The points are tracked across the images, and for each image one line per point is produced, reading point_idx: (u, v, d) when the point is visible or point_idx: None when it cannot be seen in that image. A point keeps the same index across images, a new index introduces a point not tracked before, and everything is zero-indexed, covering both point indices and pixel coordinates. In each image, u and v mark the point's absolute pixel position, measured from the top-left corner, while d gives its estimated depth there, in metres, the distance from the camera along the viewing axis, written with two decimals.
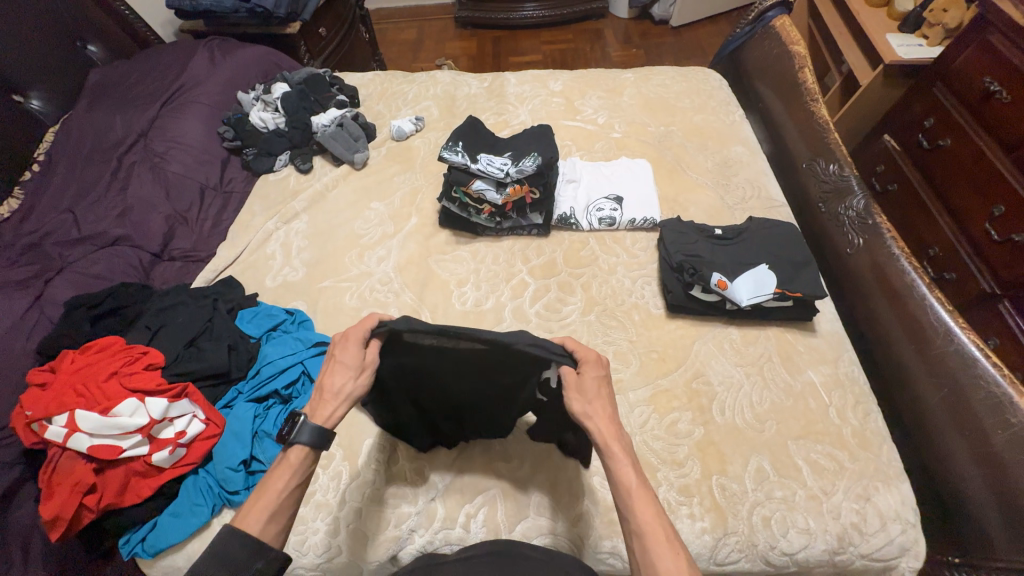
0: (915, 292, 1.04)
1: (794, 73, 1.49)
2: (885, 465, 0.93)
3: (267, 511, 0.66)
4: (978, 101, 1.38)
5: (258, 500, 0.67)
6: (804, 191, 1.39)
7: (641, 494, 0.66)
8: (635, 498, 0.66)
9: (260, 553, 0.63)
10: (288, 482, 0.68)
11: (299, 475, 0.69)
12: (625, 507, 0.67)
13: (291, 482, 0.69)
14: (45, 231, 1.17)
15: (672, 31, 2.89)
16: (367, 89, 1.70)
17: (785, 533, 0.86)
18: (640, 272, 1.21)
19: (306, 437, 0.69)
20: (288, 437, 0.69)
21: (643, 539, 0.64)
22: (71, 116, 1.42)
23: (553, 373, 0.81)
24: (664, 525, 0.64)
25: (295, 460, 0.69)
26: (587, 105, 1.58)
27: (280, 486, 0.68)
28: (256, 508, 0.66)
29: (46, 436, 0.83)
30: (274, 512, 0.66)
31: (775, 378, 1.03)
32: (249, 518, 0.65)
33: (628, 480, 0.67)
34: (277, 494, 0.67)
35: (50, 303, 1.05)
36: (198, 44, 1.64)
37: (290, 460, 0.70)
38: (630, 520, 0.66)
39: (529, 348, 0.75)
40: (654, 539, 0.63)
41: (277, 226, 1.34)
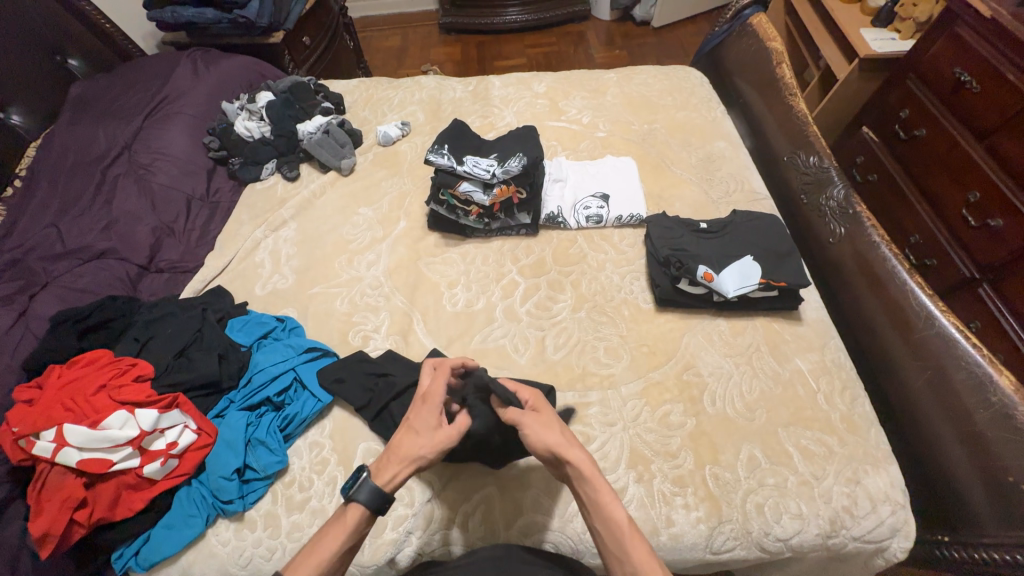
0: (895, 278, 1.06)
1: (772, 69, 1.53)
2: (873, 448, 0.94)
3: None
4: (950, 91, 1.42)
5: (308, 559, 0.70)
6: (786, 184, 1.42)
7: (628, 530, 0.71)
8: (625, 538, 0.70)
9: None
10: (338, 543, 0.72)
11: (349, 539, 0.73)
12: (618, 550, 0.70)
13: (342, 543, 0.72)
14: (29, 246, 1.16)
15: (654, 32, 2.94)
16: (351, 95, 1.71)
17: (779, 519, 0.88)
18: (628, 268, 1.22)
19: (364, 497, 0.74)
20: (348, 495, 0.74)
21: None
22: (53, 130, 1.41)
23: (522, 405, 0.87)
24: (643, 551, 0.69)
25: (350, 520, 0.74)
26: (571, 105, 1.60)
27: (330, 550, 0.71)
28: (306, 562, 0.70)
29: (34, 451, 0.82)
30: None
31: (763, 367, 1.04)
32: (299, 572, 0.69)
33: (620, 519, 0.71)
34: (327, 559, 0.70)
35: (35, 319, 1.04)
36: (180, 56, 1.64)
37: (346, 520, 0.74)
38: (625, 563, 0.69)
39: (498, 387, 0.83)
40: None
41: (265, 234, 1.34)
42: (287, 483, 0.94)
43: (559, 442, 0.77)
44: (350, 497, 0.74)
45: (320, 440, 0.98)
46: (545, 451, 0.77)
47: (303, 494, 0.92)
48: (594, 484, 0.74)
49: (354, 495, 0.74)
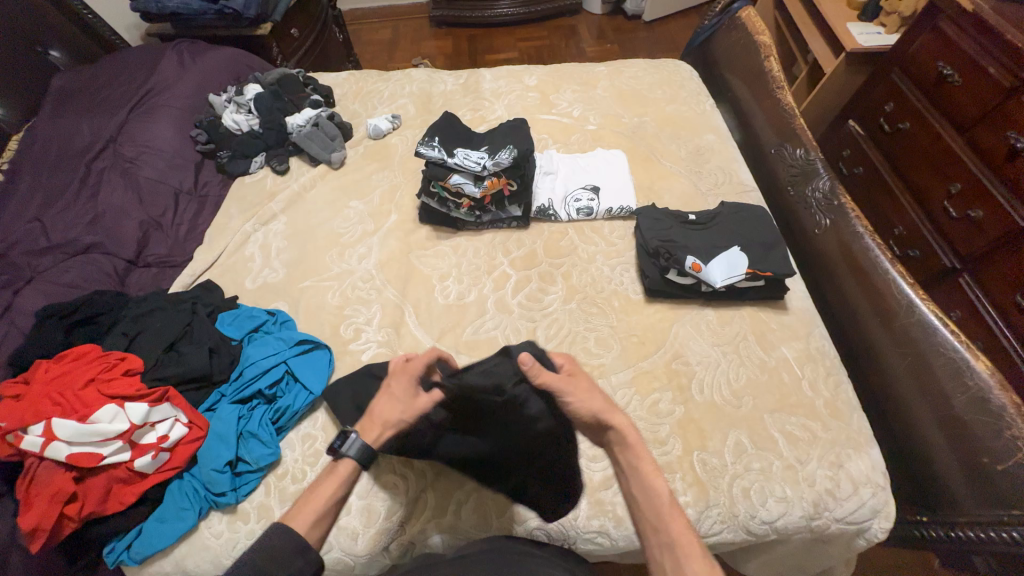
0: (878, 267, 1.08)
1: (760, 62, 1.54)
2: (855, 433, 0.97)
3: None
4: (933, 84, 1.45)
5: (306, 506, 0.73)
6: (774, 176, 1.44)
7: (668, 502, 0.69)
8: (664, 510, 0.68)
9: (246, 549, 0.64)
10: (334, 491, 0.75)
11: (341, 489, 0.76)
12: (657, 521, 0.68)
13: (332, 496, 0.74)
14: (13, 240, 1.15)
15: (645, 26, 2.94)
16: (341, 88, 1.69)
17: (764, 502, 0.90)
18: (618, 260, 1.23)
19: (354, 453, 0.76)
20: (338, 449, 0.76)
21: (674, 554, 0.65)
22: (35, 122, 1.39)
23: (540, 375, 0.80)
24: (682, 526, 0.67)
25: (342, 471, 0.76)
26: (562, 99, 1.61)
27: (326, 496, 0.75)
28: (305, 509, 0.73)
29: (22, 446, 0.81)
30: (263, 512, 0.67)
31: (750, 355, 1.06)
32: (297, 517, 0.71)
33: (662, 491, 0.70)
34: (325, 502, 0.74)
35: (21, 314, 1.03)
36: (165, 48, 1.61)
37: (338, 472, 0.76)
38: (660, 533, 0.67)
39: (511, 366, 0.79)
40: (687, 554, 0.64)
41: (255, 227, 1.33)
42: (279, 475, 0.94)
43: (604, 407, 0.76)
44: (341, 452, 0.76)
45: (312, 432, 0.99)
46: (590, 417, 0.76)
47: (296, 485, 0.93)
48: (637, 453, 0.73)
49: (346, 450, 0.76)
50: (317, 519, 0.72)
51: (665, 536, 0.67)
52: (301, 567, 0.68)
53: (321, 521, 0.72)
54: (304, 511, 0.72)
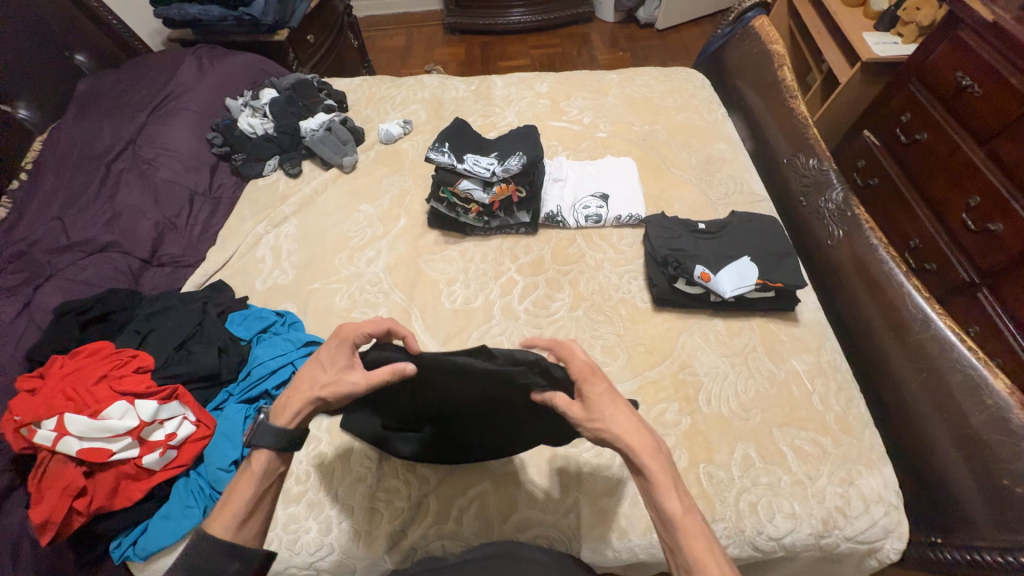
0: (893, 280, 1.07)
1: (774, 72, 1.53)
2: (867, 449, 0.95)
3: (235, 518, 0.68)
4: (952, 95, 1.43)
5: (224, 510, 0.68)
6: (785, 186, 1.43)
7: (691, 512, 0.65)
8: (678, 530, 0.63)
9: (237, 556, 0.66)
10: (253, 490, 0.70)
11: (263, 484, 0.71)
12: (672, 542, 0.64)
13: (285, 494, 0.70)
14: (34, 238, 1.18)
15: (657, 34, 2.94)
16: (354, 94, 1.72)
17: (772, 518, 0.88)
18: (626, 268, 1.23)
19: (266, 441, 0.70)
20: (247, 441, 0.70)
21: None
22: (59, 124, 1.43)
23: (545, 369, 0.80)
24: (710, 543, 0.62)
25: (257, 467, 0.71)
26: (573, 106, 1.61)
27: (246, 495, 0.69)
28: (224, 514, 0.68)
29: (35, 440, 0.82)
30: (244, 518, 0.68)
31: (759, 367, 1.04)
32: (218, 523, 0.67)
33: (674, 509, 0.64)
34: (243, 503, 0.69)
35: (40, 310, 1.06)
36: (186, 53, 1.65)
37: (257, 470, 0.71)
38: (676, 548, 0.63)
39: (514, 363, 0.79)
40: None
41: (267, 229, 1.35)
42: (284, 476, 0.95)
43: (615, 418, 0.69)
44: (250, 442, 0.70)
45: (317, 434, 0.99)
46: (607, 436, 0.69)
47: (301, 487, 0.94)
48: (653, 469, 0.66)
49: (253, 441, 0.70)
50: (243, 519, 0.68)
51: (682, 550, 0.63)
52: (236, 571, 0.66)
53: (248, 522, 0.69)
54: (223, 516, 0.67)
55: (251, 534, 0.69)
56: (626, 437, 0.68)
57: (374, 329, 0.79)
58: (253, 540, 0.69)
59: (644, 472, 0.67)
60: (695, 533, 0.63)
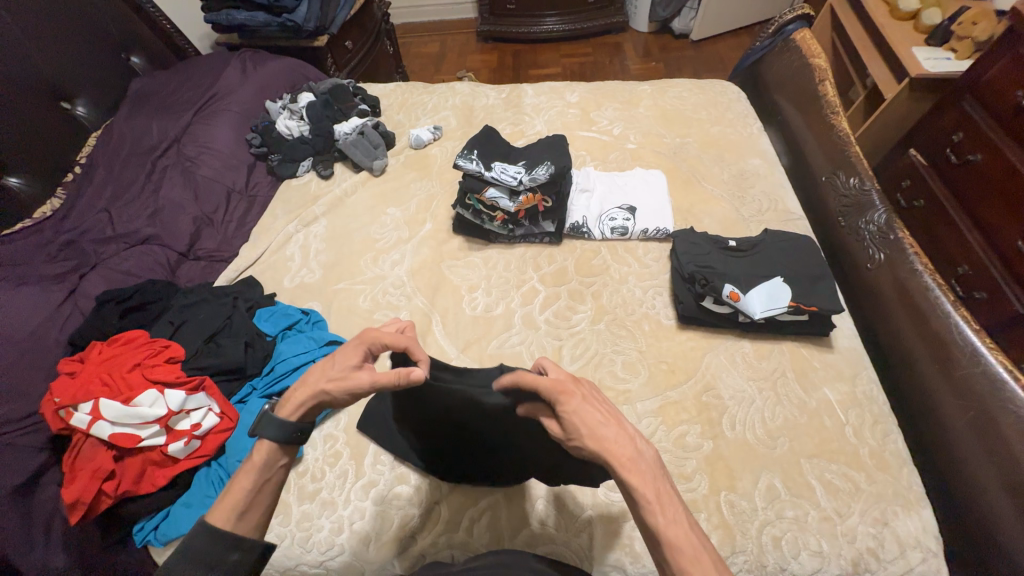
0: (939, 310, 1.01)
1: (814, 87, 1.48)
2: (904, 489, 0.89)
3: (235, 509, 0.68)
4: (1010, 115, 1.34)
5: (225, 499, 0.68)
6: (823, 205, 1.37)
7: (682, 534, 0.57)
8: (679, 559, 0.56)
9: (235, 546, 0.66)
10: (252, 480, 0.69)
11: (263, 476, 0.70)
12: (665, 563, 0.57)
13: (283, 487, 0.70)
14: (83, 229, 1.24)
15: (692, 45, 2.90)
16: (388, 99, 1.75)
17: (797, 555, 0.83)
18: (651, 283, 1.20)
19: (269, 433, 0.70)
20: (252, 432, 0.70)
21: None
22: (113, 121, 1.51)
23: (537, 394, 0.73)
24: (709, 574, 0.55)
25: (258, 460, 0.70)
26: (603, 116, 1.60)
27: (246, 485, 0.69)
28: (224, 505, 0.68)
29: (71, 422, 0.86)
30: (243, 509, 0.68)
31: (788, 394, 1.00)
32: (218, 513, 0.67)
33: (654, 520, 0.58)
34: (244, 492, 0.69)
35: (83, 297, 1.11)
36: (231, 56, 1.72)
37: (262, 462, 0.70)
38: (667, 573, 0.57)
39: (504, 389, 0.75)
40: None
41: (297, 228, 1.38)
42: (300, 473, 0.97)
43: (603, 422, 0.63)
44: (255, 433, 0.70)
45: (333, 433, 1.01)
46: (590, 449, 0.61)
47: (315, 485, 0.95)
48: (640, 489, 0.58)
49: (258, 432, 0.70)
50: (244, 510, 0.68)
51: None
52: (235, 561, 0.65)
53: (249, 513, 0.68)
54: (222, 509, 0.67)
55: (251, 525, 0.69)
56: (607, 451, 0.60)
57: (393, 342, 0.75)
58: (253, 531, 0.69)
59: (632, 493, 0.59)
60: (688, 558, 0.56)
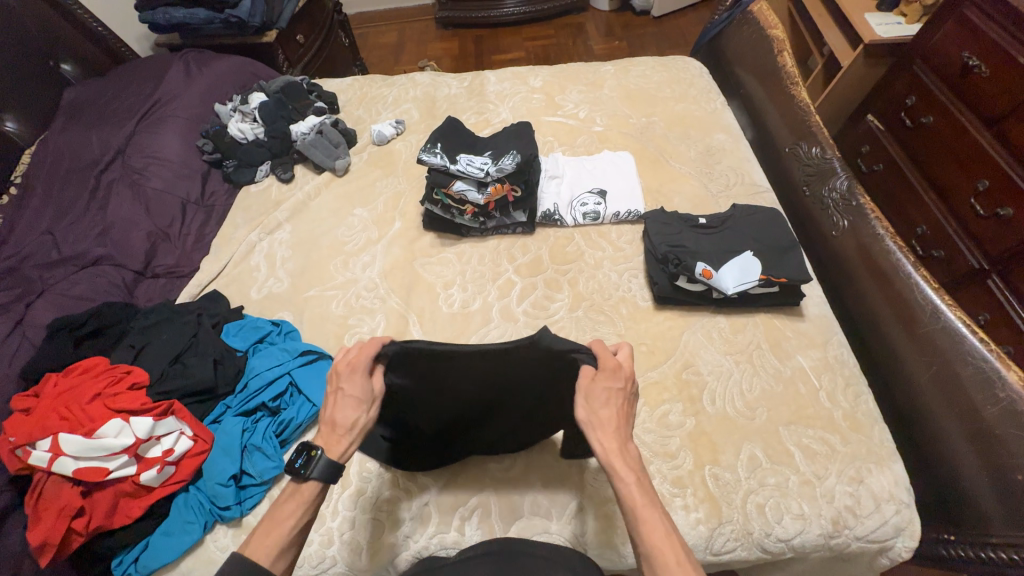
0: (900, 272, 1.04)
1: (774, 58, 1.49)
2: (877, 446, 0.93)
3: (276, 546, 0.65)
4: (957, 77, 1.39)
5: (270, 534, 0.66)
6: (788, 175, 1.39)
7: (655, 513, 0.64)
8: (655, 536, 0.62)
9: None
10: (299, 516, 0.68)
11: (305, 513, 0.69)
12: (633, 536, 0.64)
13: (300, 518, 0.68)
14: (25, 253, 1.17)
15: (653, 21, 2.89)
16: (345, 94, 1.68)
17: (780, 519, 0.86)
18: (626, 265, 1.20)
19: (321, 474, 0.68)
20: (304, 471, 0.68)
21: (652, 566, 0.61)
22: (47, 135, 1.41)
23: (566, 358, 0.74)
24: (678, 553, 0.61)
25: (305, 495, 0.69)
26: (568, 100, 1.57)
27: (291, 523, 0.67)
28: (266, 542, 0.65)
29: (29, 461, 0.81)
30: (284, 547, 0.66)
31: (765, 365, 1.02)
32: (261, 551, 0.65)
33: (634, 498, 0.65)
34: (289, 527, 0.67)
35: (32, 326, 1.05)
36: (173, 58, 1.62)
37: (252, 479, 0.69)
38: (640, 543, 0.63)
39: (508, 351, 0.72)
40: (664, 565, 0.60)
41: (260, 237, 1.32)
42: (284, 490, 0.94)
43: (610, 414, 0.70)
44: (303, 475, 0.68)
45: None
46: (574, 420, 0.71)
47: None
48: (616, 462, 0.67)
49: (309, 471, 0.68)
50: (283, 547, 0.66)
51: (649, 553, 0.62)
52: None
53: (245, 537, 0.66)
54: (268, 543, 0.65)
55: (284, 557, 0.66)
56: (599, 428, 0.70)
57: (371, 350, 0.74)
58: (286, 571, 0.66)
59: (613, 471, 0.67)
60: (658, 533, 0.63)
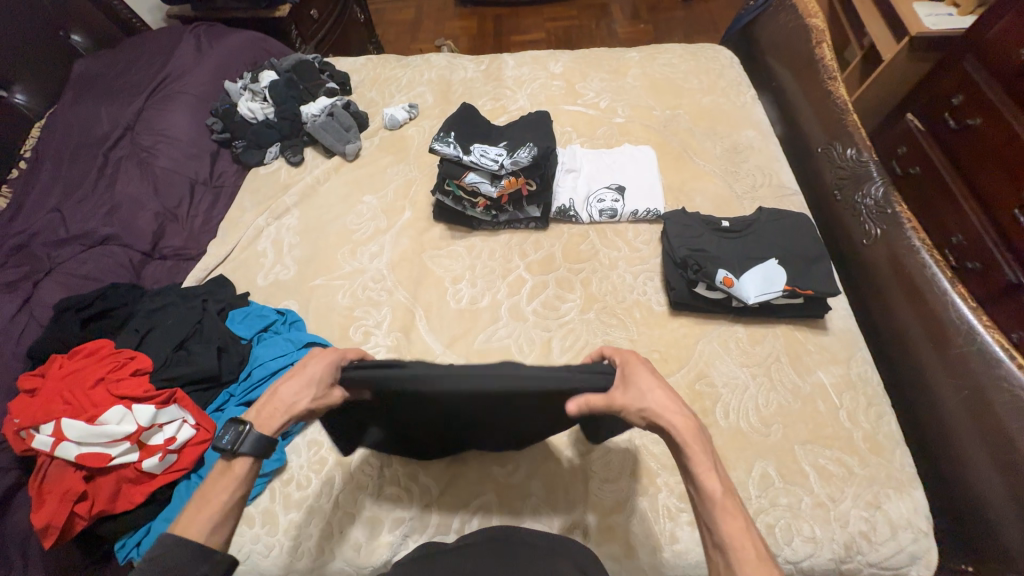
0: (936, 287, 0.99)
1: (811, 50, 1.39)
2: (897, 471, 0.89)
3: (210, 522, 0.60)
4: (1014, 76, 1.28)
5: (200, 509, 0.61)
6: (818, 177, 1.32)
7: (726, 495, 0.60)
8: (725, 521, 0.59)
9: None
10: (229, 493, 0.63)
11: (241, 488, 0.65)
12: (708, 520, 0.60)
13: (234, 493, 0.64)
14: (33, 230, 1.16)
15: (682, 4, 2.75)
16: (358, 75, 1.62)
17: (790, 541, 0.83)
18: (642, 267, 1.15)
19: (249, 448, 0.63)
20: (227, 446, 0.63)
21: (727, 557, 0.58)
22: (56, 109, 1.38)
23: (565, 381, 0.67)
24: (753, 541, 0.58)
25: (239, 471, 0.64)
26: (589, 88, 1.50)
27: (222, 498, 0.63)
28: (198, 517, 0.60)
29: (33, 445, 0.81)
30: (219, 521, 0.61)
31: (783, 380, 0.98)
32: (190, 527, 0.60)
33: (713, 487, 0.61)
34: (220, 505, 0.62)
35: (39, 305, 1.05)
36: (183, 32, 1.58)
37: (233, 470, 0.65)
38: (713, 533, 0.59)
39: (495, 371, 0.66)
40: (743, 561, 0.56)
41: (268, 221, 1.30)
42: (285, 481, 0.94)
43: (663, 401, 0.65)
44: (230, 451, 0.63)
45: (318, 438, 0.97)
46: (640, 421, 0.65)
47: (302, 492, 0.92)
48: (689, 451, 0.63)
49: (240, 445, 0.63)
50: (216, 525, 0.61)
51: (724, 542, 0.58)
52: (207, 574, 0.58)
53: None
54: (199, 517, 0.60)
55: (222, 540, 0.61)
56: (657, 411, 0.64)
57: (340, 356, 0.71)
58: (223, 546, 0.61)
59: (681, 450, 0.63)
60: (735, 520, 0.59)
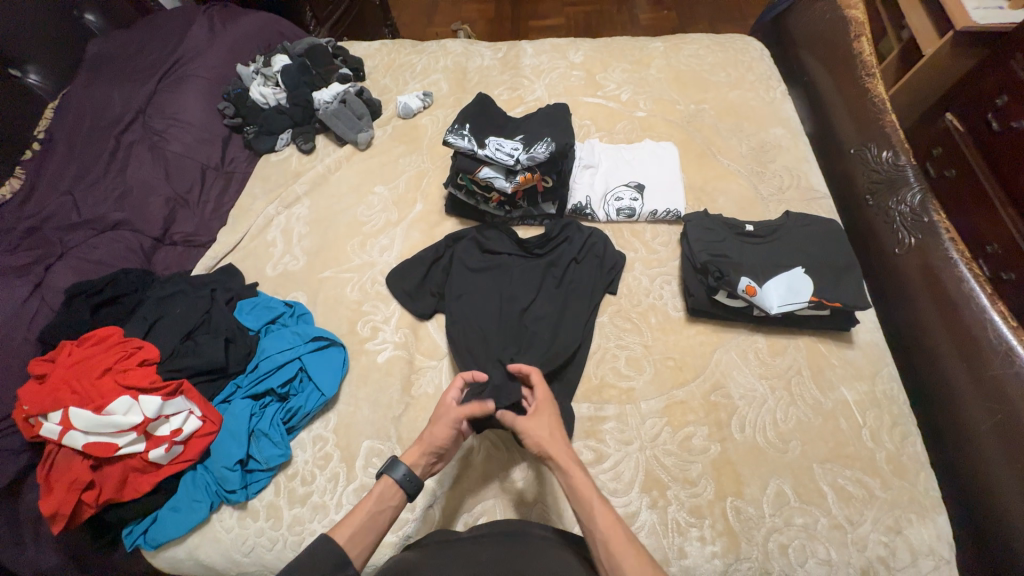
0: (974, 303, 0.94)
1: (848, 43, 1.31)
2: (921, 495, 0.85)
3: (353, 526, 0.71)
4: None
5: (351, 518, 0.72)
6: (849, 180, 1.26)
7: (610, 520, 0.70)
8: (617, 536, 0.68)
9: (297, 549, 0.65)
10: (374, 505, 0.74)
11: (379, 506, 0.74)
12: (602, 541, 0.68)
13: (375, 506, 0.74)
14: (45, 214, 1.14)
15: None
16: (372, 60, 1.58)
17: (803, 563, 0.80)
18: (659, 270, 1.11)
19: (398, 473, 0.77)
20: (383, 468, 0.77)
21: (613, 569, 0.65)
22: (71, 90, 1.36)
23: (587, 254, 1.12)
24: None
25: (380, 491, 0.76)
26: (610, 79, 1.44)
27: (366, 510, 0.73)
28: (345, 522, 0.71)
29: (42, 432, 0.83)
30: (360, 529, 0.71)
31: (803, 395, 0.94)
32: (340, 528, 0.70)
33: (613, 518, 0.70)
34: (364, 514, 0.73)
35: (50, 290, 1.03)
36: (197, 11, 1.54)
37: (377, 492, 0.76)
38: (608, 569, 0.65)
39: (541, 245, 1.13)
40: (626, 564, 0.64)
41: (278, 210, 1.28)
42: (289, 475, 0.93)
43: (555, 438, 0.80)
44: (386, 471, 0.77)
45: (323, 434, 0.97)
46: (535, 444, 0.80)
47: (306, 488, 0.91)
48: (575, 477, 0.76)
49: (389, 470, 0.76)
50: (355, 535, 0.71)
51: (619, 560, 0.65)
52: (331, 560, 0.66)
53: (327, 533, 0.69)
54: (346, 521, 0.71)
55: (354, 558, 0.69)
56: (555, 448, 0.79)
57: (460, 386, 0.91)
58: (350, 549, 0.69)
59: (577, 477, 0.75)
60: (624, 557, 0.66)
